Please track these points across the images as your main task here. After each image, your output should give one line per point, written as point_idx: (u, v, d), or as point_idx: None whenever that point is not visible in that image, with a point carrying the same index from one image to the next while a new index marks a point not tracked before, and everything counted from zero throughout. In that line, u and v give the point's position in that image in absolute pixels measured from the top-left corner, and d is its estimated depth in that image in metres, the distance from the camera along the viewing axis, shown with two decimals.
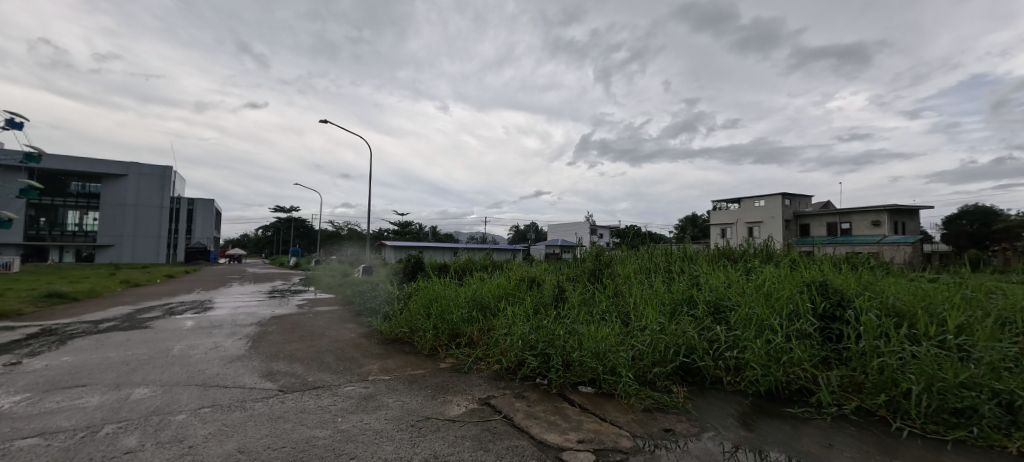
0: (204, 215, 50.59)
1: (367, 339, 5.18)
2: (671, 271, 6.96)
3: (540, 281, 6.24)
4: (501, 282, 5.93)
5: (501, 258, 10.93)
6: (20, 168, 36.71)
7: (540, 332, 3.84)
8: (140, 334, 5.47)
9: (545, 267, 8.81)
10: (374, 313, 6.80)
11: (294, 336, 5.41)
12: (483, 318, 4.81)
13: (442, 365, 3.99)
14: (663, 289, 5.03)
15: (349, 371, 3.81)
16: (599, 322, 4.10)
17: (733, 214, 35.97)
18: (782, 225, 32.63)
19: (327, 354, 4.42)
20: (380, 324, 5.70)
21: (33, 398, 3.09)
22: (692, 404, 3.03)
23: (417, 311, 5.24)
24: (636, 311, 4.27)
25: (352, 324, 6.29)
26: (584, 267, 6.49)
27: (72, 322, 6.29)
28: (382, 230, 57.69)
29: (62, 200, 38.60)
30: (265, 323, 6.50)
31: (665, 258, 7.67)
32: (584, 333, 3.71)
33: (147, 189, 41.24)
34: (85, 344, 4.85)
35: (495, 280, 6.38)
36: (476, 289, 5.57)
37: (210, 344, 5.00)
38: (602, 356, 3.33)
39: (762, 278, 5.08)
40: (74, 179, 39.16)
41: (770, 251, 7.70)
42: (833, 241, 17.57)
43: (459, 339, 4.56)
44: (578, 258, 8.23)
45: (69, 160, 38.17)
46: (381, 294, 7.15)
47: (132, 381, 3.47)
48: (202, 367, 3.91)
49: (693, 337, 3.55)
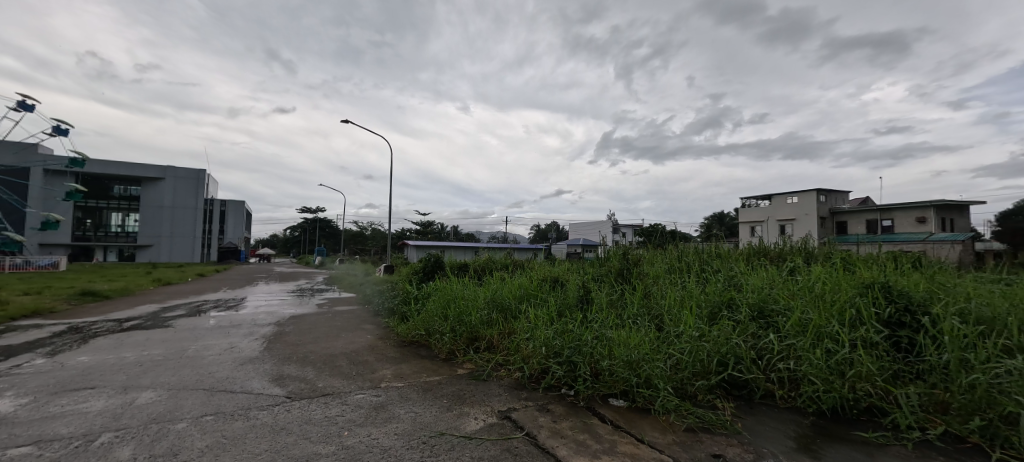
0: (236, 216, 52.48)
1: (383, 341, 4.98)
2: (704, 271, 6.47)
3: (564, 282, 5.89)
4: (522, 282, 5.62)
5: (521, 257, 10.62)
6: (68, 172, 39.05)
7: (565, 337, 3.52)
8: (160, 333, 5.45)
9: (567, 266, 8.45)
10: (392, 313, 6.62)
11: (310, 337, 5.27)
12: (503, 320, 4.52)
13: (460, 372, 3.72)
14: (698, 290, 4.62)
15: (361, 377, 3.59)
16: (630, 326, 3.74)
17: (764, 212, 34.45)
18: (817, 222, 31.05)
19: (340, 357, 4.22)
20: (397, 325, 5.50)
21: (39, 402, 3.00)
22: (742, 424, 2.65)
23: (435, 313, 5.00)
24: (672, 315, 3.89)
25: (369, 325, 6.12)
26: (610, 267, 6.10)
27: (98, 320, 6.38)
28: (404, 230, 58.43)
29: (106, 203, 40.81)
30: (284, 323, 6.42)
31: (697, 257, 7.19)
32: (613, 338, 3.37)
33: (183, 191, 43.01)
34: (105, 344, 4.84)
35: (516, 280, 6.08)
36: (496, 290, 5.30)
37: (226, 344, 4.90)
38: (636, 365, 2.99)
39: (813, 279, 4.57)
40: (116, 182, 41.23)
41: (811, 249, 7.09)
42: (875, 239, 16.49)
43: (478, 343, 4.30)
44: (602, 258, 7.86)
45: (111, 165, 40.20)
46: (399, 294, 6.98)
47: (141, 384, 3.35)
48: (213, 370, 3.77)
49: (739, 346, 3.15)
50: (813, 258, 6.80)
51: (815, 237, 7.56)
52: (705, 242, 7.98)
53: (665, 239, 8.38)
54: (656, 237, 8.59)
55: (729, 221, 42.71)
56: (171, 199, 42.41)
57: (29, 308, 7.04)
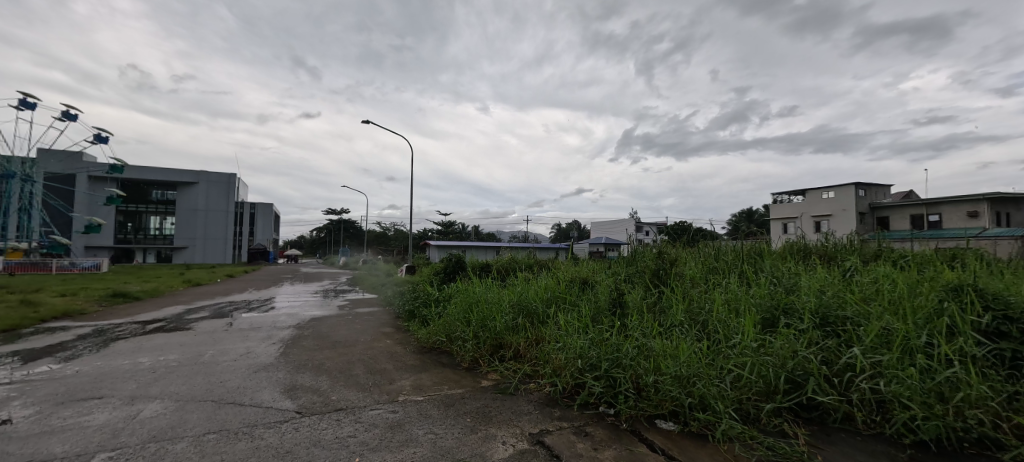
0: (265, 218, 54.14)
1: (402, 347, 4.71)
2: (743, 270, 5.91)
3: (593, 284, 5.49)
4: (549, 283, 5.25)
5: (544, 257, 10.22)
6: (110, 178, 41.11)
7: (602, 347, 3.14)
8: (180, 336, 5.36)
9: (593, 266, 8.03)
10: (412, 316, 6.37)
11: (328, 342, 5.06)
12: (530, 326, 4.16)
13: (485, 384, 3.39)
14: (746, 294, 4.14)
15: (378, 388, 3.31)
16: (674, 335, 3.32)
17: (797, 208, 32.85)
18: (855, 218, 29.34)
19: (357, 365, 3.96)
20: (417, 330, 5.24)
21: (43, 413, 2.83)
22: (821, 457, 2.20)
23: (456, 317, 4.69)
24: (721, 320, 3.45)
25: (388, 329, 5.89)
26: (643, 267, 5.65)
27: (123, 323, 6.40)
28: (426, 230, 59.01)
29: (145, 207, 42.75)
30: (303, 326, 6.26)
31: (736, 256, 6.65)
32: (659, 348, 2.96)
33: (215, 195, 44.58)
34: (124, 348, 4.75)
35: (542, 282, 5.72)
36: (522, 292, 4.95)
37: (243, 349, 4.73)
38: (687, 382, 2.58)
39: (883, 282, 4.02)
40: (153, 187, 43.13)
41: (858, 247, 6.37)
42: (923, 236, 15.32)
43: (504, 351, 3.96)
44: (631, 257, 7.42)
45: (149, 170, 42.08)
46: (420, 296, 6.73)
47: (149, 394, 3.16)
48: (224, 378, 3.56)
49: (809, 360, 2.70)
50: (858, 256, 6.10)
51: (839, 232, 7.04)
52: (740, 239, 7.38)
53: (697, 237, 7.82)
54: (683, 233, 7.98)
55: (759, 218, 41.07)
56: (204, 202, 44.04)
57: (62, 309, 7.17)
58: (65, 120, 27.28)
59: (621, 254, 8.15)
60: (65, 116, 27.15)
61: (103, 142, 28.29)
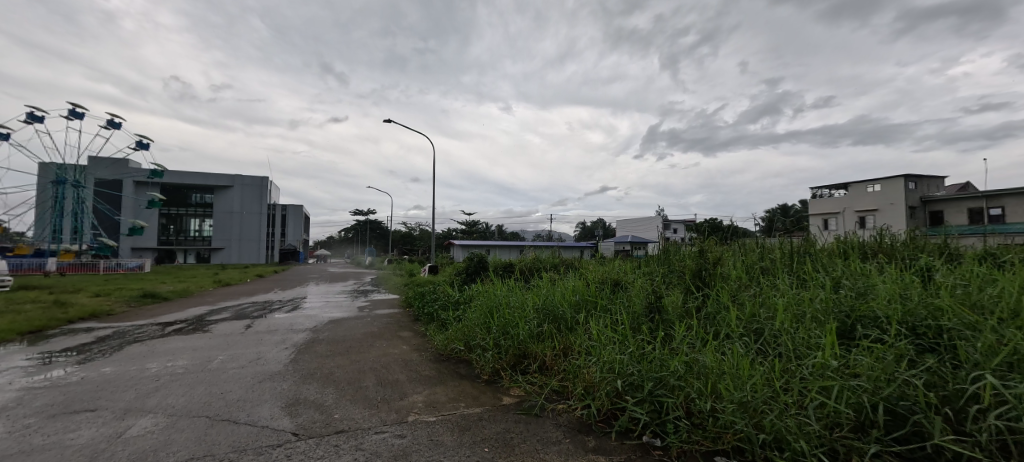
0: (295, 220, 55.81)
1: (419, 354, 4.36)
2: (789, 270, 5.23)
3: (626, 285, 5.00)
4: (578, 285, 4.79)
5: (569, 256, 9.76)
6: (153, 183, 43.29)
7: (644, 364, 2.66)
8: (195, 340, 5.21)
9: (622, 266, 7.48)
10: (430, 320, 6.03)
11: (343, 347, 4.78)
12: (558, 333, 3.73)
13: (507, 401, 2.97)
14: (810, 300, 3.55)
15: (386, 405, 2.94)
16: (730, 347, 2.81)
17: (839, 203, 30.86)
18: (904, 213, 27.28)
19: (368, 376, 3.62)
20: (435, 335, 4.89)
21: (30, 428, 2.62)
22: None
23: (477, 322, 4.31)
24: (786, 330, 2.91)
25: (406, 333, 5.57)
26: (683, 267, 5.09)
27: (144, 324, 6.36)
28: (450, 230, 59.47)
29: (184, 210, 44.82)
30: (319, 329, 6.04)
31: (785, 254, 5.98)
32: (716, 366, 2.46)
33: (248, 197, 46.22)
34: (136, 351, 4.62)
35: (569, 283, 5.26)
36: (549, 295, 4.53)
37: (254, 354, 4.50)
38: (755, 411, 2.08)
39: (981, 287, 3.35)
40: (192, 191, 45.12)
41: (921, 243, 5.54)
42: (984, 231, 13.92)
43: (529, 360, 3.54)
44: (666, 256, 6.85)
45: (189, 175, 44.05)
46: (441, 298, 6.39)
47: (144, 407, 2.92)
48: (227, 389, 3.29)
49: (913, 386, 2.15)
50: (922, 254, 5.27)
51: (894, 226, 6.17)
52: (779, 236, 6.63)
53: (732, 231, 7.11)
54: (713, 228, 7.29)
55: (795, 214, 39.04)
56: (239, 205, 45.73)
57: (90, 310, 7.25)
58: (110, 128, 28.76)
59: (652, 252, 7.56)
60: (110, 125, 28.66)
61: (145, 149, 29.67)
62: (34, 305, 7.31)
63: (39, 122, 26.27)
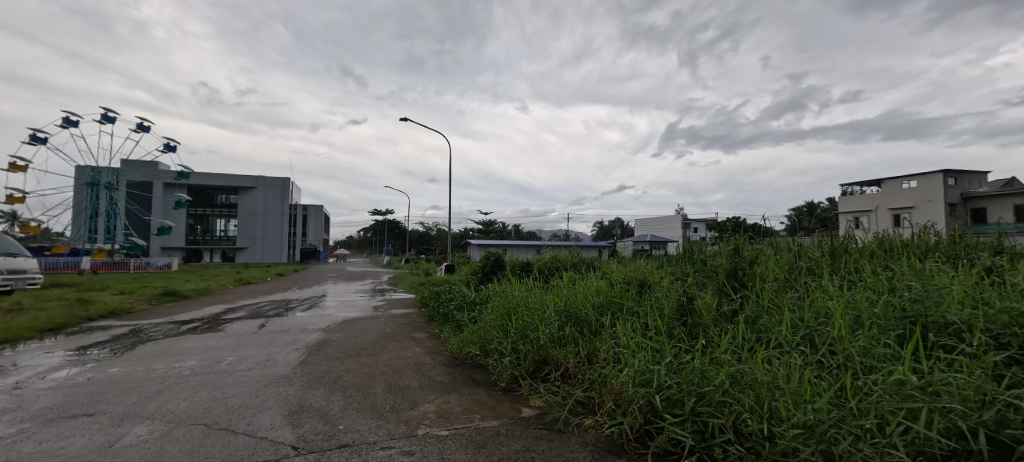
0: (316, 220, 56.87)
1: (433, 357, 4.13)
2: (830, 270, 4.80)
3: (654, 286, 4.66)
4: (602, 285, 4.48)
5: (588, 255, 9.45)
6: (181, 185, 44.69)
7: (684, 376, 2.34)
8: (207, 340, 5.10)
9: (646, 266, 7.11)
10: (445, 321, 5.82)
11: (355, 349, 4.59)
12: (581, 338, 3.45)
13: (526, 413, 2.69)
14: (865, 304, 3.16)
15: (395, 415, 2.70)
16: (782, 358, 2.46)
17: (871, 200, 29.45)
18: (943, 211, 25.80)
19: (378, 381, 3.40)
20: (450, 337, 4.66)
21: (22, 435, 2.47)
22: None
23: (493, 324, 4.06)
24: (846, 339, 2.55)
25: (420, 334, 5.36)
26: (715, 267, 4.72)
27: (159, 324, 6.33)
28: (467, 230, 59.67)
29: (210, 210, 46.14)
30: (332, 329, 5.87)
31: (823, 252, 5.52)
32: (770, 381, 2.12)
33: (271, 198, 47.29)
34: (147, 351, 4.53)
35: (591, 283, 4.96)
36: (571, 296, 4.23)
37: (263, 355, 4.34)
38: (825, 438, 1.75)
39: None
40: (217, 192, 46.42)
41: (975, 241, 5.01)
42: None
43: (550, 367, 3.25)
44: (693, 256, 6.47)
45: (215, 177, 45.32)
46: (456, 299, 6.18)
47: (142, 413, 2.75)
48: (230, 393, 3.12)
49: (1021, 411, 1.77)
50: (977, 252, 4.75)
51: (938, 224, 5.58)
52: (810, 235, 6.16)
53: (759, 229, 6.67)
54: (739, 226, 6.86)
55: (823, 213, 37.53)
56: (261, 206, 46.79)
57: (110, 308, 7.30)
58: (140, 132, 29.82)
59: (676, 251, 7.18)
60: (139, 128, 29.75)
61: (172, 152, 30.62)
62: (57, 304, 7.39)
63: (74, 127, 27.41)
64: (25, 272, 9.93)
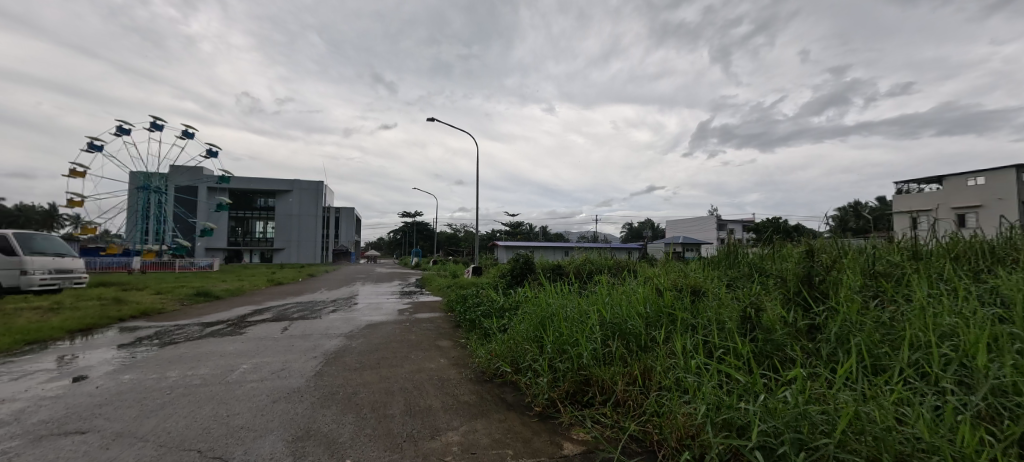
0: (348, 222, 58.39)
1: (459, 370, 3.72)
2: (922, 268, 3.99)
3: (710, 293, 4.05)
4: (648, 293, 3.92)
5: (621, 257, 8.89)
6: (222, 189, 46.90)
7: (780, 418, 1.80)
8: (227, 345, 4.92)
9: (689, 269, 6.48)
10: (472, 328, 5.43)
11: (376, 358, 4.24)
12: (630, 355, 2.94)
13: (569, 450, 2.20)
14: (999, 321, 2.48)
15: (411, 447, 2.28)
16: (907, 394, 1.88)
17: (930, 199, 27.02)
18: (1018, 210, 23.26)
19: (396, 400, 2.99)
20: (477, 348, 4.24)
21: (5, 455, 2.22)
22: None
23: (526, 336, 3.61)
24: (997, 372, 1.92)
25: (445, 342, 4.98)
26: (782, 272, 4.07)
27: (185, 326, 6.25)
28: (494, 232, 59.61)
29: (250, 213, 48.19)
30: (355, 335, 5.58)
31: (900, 250, 4.64)
32: (912, 434, 1.55)
33: (305, 201, 48.77)
34: (165, 357, 4.35)
35: (634, 289, 4.42)
36: (615, 305, 3.71)
37: (280, 363, 4.06)
38: None
39: None
40: (256, 195, 48.42)
41: None
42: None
43: (596, 390, 2.75)
44: (744, 260, 5.79)
45: (253, 181, 47.25)
46: (484, 305, 5.76)
47: (136, 433, 2.46)
48: (235, 411, 2.81)
49: None
50: None
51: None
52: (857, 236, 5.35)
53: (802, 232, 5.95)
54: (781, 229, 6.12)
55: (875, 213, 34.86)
56: (297, 208, 48.39)
57: (142, 308, 7.39)
58: (185, 138, 31.43)
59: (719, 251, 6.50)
60: (185, 134, 31.39)
61: (214, 157, 32.09)
62: (94, 303, 7.57)
63: (126, 135, 29.20)
64: (72, 271, 10.38)
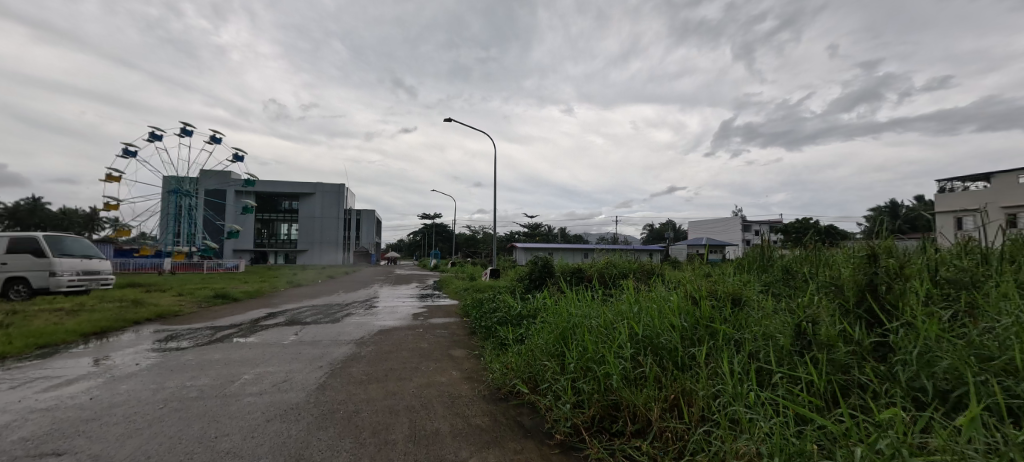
0: (369, 225, 59.21)
1: (471, 386, 3.39)
2: (1006, 269, 3.40)
3: (754, 303, 3.59)
4: (683, 303, 3.50)
5: (645, 260, 8.42)
6: (249, 192, 48.30)
7: None
8: (235, 352, 4.74)
9: (719, 272, 6.00)
10: (487, 336, 5.10)
11: (384, 369, 3.95)
12: (665, 377, 2.55)
13: None
14: None
15: None
16: None
17: (979, 198, 25.17)
18: None
19: (400, 422, 2.68)
20: (491, 360, 3.90)
21: None
22: None
23: (545, 351, 3.25)
24: None
25: (459, 352, 4.66)
26: (836, 279, 3.57)
27: (197, 331, 6.15)
28: (513, 234, 59.28)
29: (275, 216, 49.41)
30: (366, 342, 5.32)
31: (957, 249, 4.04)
32: None
33: (328, 203, 49.59)
34: (169, 365, 4.19)
35: (666, 296, 4.00)
36: (644, 316, 3.31)
37: (284, 374, 3.83)
38: None
39: None
40: (280, 198, 49.61)
41: None
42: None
43: (626, 418, 2.36)
44: (782, 262, 5.28)
45: (278, 184, 48.43)
46: (500, 312, 5.42)
47: (113, 457, 2.23)
48: (225, 431, 2.56)
49: None
50: None
51: None
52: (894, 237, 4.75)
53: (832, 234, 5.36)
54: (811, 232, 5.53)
55: None
56: (319, 211, 49.29)
57: (159, 311, 7.39)
58: (212, 143, 32.45)
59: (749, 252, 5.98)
60: (212, 139, 32.38)
61: (239, 162, 32.91)
62: (115, 305, 7.65)
63: (158, 140, 30.37)
64: (101, 272, 10.63)
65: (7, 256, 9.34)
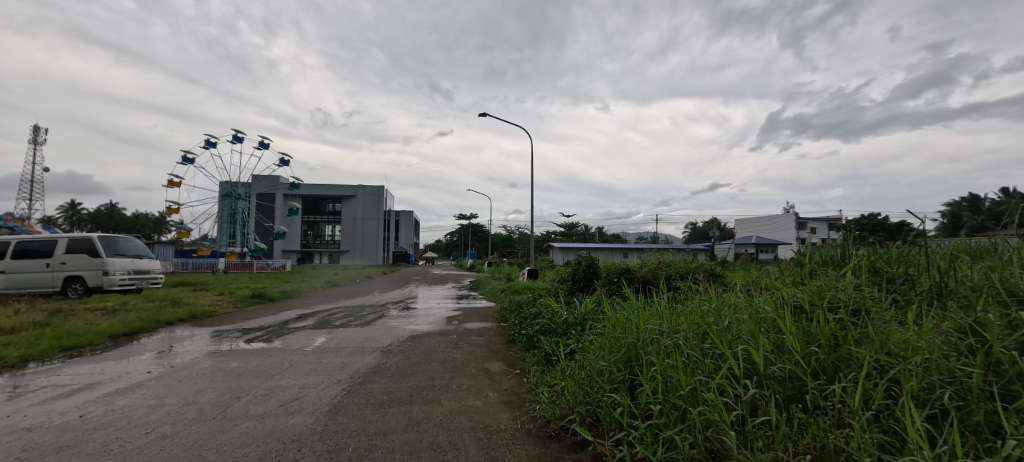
0: (408, 225, 60.32)
1: (513, 416, 2.69)
2: None
3: (890, 316, 2.64)
4: (789, 315, 2.64)
5: (696, 259, 7.45)
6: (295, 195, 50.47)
7: None
8: (254, 359, 4.33)
9: (786, 265, 4.91)
10: (528, 348, 4.42)
11: (407, 388, 3.33)
12: (793, 432, 1.74)
13: None
14: None
15: None
16: None
17: None
18: None
19: None
20: (535, 382, 3.20)
21: None
22: None
23: (610, 379, 2.51)
24: None
25: (496, 366, 3.99)
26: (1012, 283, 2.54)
27: (223, 334, 5.88)
28: (551, 235, 58.38)
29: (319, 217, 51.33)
30: (393, 350, 4.78)
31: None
32: None
33: (368, 205, 50.86)
34: (181, 374, 3.80)
35: (755, 303, 3.13)
36: (741, 331, 2.47)
37: (297, 390, 3.32)
38: None
39: None
40: (324, 201, 51.45)
41: None
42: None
43: None
44: (872, 254, 4.16)
45: (322, 187, 50.24)
46: (542, 319, 4.69)
47: None
48: None
49: None
50: None
51: None
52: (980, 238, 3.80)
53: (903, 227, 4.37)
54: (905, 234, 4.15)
55: None
56: (361, 213, 50.67)
57: (193, 311, 7.26)
58: (261, 149, 34.08)
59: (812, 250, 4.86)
60: (258, 145, 33.96)
61: (286, 165, 34.35)
62: (154, 305, 7.64)
63: (213, 147, 32.22)
64: (151, 271, 10.94)
65: (67, 256, 9.74)
